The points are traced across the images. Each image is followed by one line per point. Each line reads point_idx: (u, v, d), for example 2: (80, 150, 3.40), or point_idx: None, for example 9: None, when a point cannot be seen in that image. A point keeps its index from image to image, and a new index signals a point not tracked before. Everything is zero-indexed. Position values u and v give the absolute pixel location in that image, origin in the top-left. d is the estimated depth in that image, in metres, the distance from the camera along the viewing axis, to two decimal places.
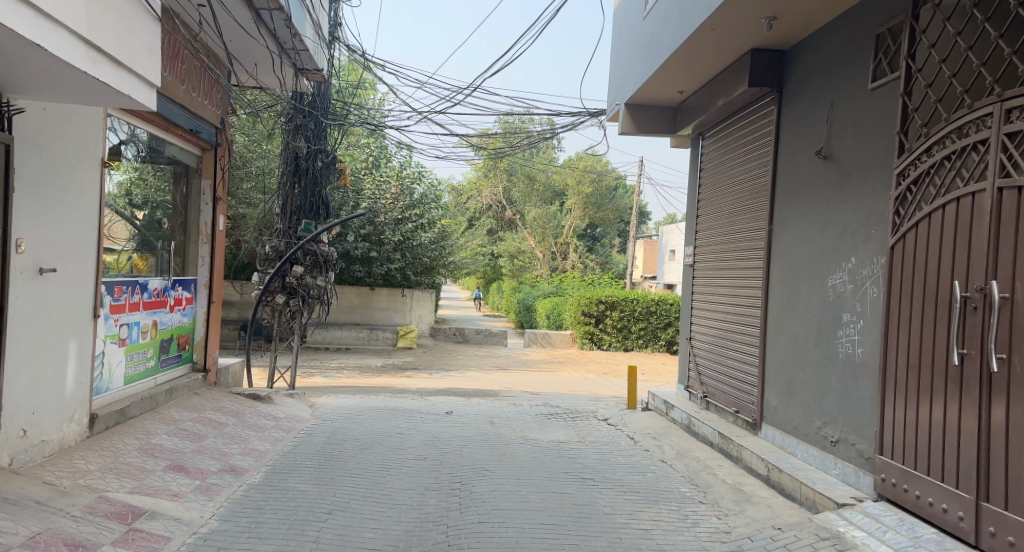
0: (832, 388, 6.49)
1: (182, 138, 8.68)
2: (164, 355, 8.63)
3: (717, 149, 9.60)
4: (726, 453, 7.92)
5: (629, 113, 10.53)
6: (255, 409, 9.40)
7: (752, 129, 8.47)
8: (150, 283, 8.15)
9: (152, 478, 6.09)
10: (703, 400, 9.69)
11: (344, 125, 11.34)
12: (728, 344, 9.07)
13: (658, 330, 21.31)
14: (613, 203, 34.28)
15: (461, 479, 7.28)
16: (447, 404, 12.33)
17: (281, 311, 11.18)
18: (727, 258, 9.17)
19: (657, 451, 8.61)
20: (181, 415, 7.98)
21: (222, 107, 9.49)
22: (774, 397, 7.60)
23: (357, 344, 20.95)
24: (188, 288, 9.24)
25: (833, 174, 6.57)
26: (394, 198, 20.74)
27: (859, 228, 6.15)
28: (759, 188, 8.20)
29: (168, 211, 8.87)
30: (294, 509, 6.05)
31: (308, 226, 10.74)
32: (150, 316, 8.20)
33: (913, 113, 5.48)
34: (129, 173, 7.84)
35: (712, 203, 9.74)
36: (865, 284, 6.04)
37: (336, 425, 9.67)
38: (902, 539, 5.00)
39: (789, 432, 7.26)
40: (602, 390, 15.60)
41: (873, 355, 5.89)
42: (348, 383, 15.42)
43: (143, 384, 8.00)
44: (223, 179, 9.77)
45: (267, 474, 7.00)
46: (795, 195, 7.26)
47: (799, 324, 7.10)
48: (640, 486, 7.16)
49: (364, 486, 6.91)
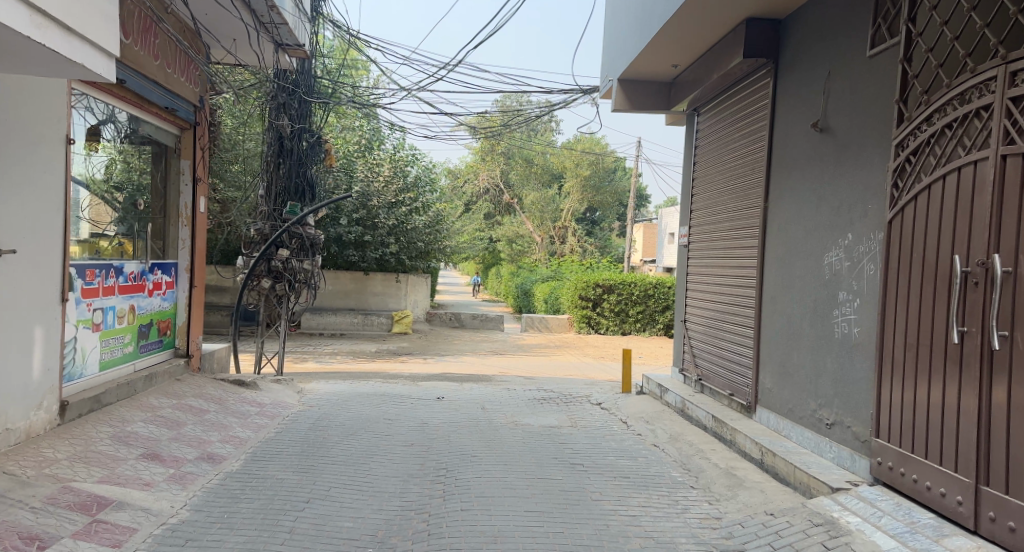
0: (827, 369, 6.26)
1: (160, 117, 8.52)
2: (143, 341, 8.44)
3: (712, 125, 9.34)
4: (719, 437, 7.72)
5: (623, 88, 10.26)
6: (240, 395, 9.19)
7: (747, 103, 8.22)
8: (127, 266, 7.96)
9: (124, 466, 5.88)
10: (697, 383, 9.48)
11: (329, 104, 11.11)
12: (723, 325, 8.84)
13: (655, 314, 21.18)
14: (611, 186, 34.02)
15: (447, 465, 7.08)
16: (439, 389, 12.15)
17: (267, 295, 10.99)
18: (721, 237, 8.94)
19: (649, 435, 8.42)
20: (160, 402, 7.78)
21: (200, 84, 9.33)
22: (769, 378, 7.38)
23: (352, 329, 20.78)
24: (168, 272, 9.05)
25: (829, 148, 6.33)
26: (387, 181, 20.51)
27: (856, 202, 5.91)
28: (754, 164, 7.97)
29: (147, 192, 8.73)
30: (271, 498, 5.84)
31: (293, 209, 10.61)
32: (127, 300, 7.99)
33: (913, 80, 5.22)
34: (105, 155, 7.68)
35: (707, 181, 9.49)
36: (861, 261, 5.80)
37: (323, 411, 9.46)
38: (899, 524, 4.77)
39: (783, 414, 7.05)
40: (598, 374, 15.40)
41: (870, 334, 5.66)
42: (341, 369, 15.22)
43: (121, 371, 7.79)
44: (203, 159, 9.56)
45: (246, 462, 6.79)
46: (791, 170, 7.02)
47: (795, 304, 6.87)
48: (631, 471, 6.96)
49: (346, 473, 6.71)
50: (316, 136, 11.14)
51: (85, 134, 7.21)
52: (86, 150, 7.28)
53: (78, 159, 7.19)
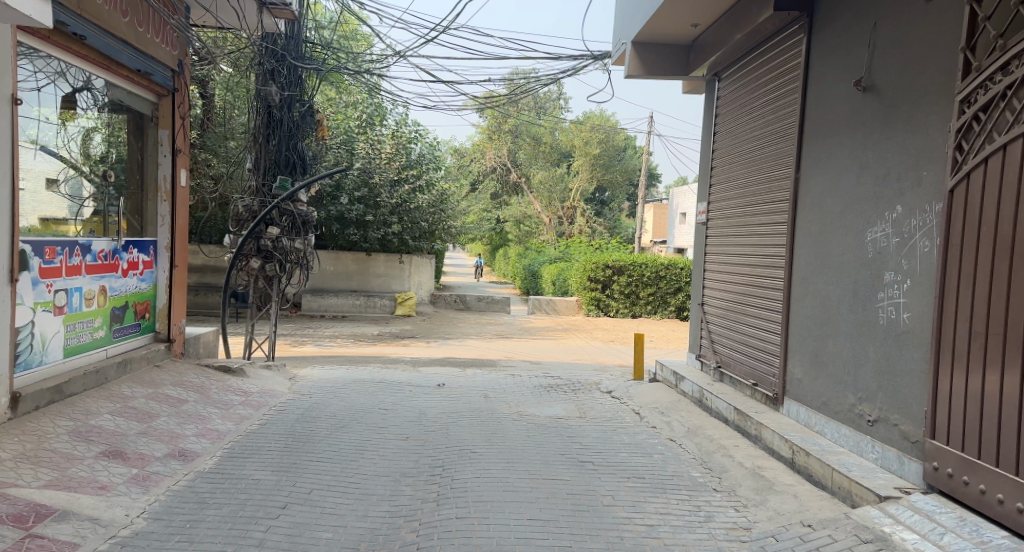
0: (869, 359, 5.57)
1: (132, 81, 7.89)
2: (117, 325, 7.80)
3: (736, 91, 8.61)
4: (742, 432, 7.05)
5: (637, 52, 9.49)
6: (225, 383, 8.56)
7: (775, 63, 7.49)
8: (96, 244, 7.32)
9: (80, 467, 5.25)
10: (717, 372, 8.78)
11: (322, 70, 10.42)
12: (744, 308, 8.16)
13: (666, 296, 20.46)
14: (622, 165, 33.16)
15: (444, 463, 6.43)
16: (440, 376, 11.48)
17: (257, 276, 10.33)
18: (744, 212, 8.23)
19: (664, 428, 7.76)
20: (133, 392, 7.14)
21: (179, 47, 8.66)
22: (798, 368, 6.70)
23: (354, 312, 20.17)
24: (146, 251, 8.39)
25: (874, 109, 5.61)
26: (390, 156, 19.80)
27: (907, 169, 5.20)
28: (783, 131, 7.25)
29: (123, 165, 8.13)
30: (242, 503, 5.19)
31: (284, 183, 9.96)
32: (97, 281, 7.36)
33: (984, 22, 4.50)
34: (83, 126, 7.32)
35: (730, 153, 8.76)
36: (912, 237, 5.10)
37: (314, 400, 8.81)
38: (966, 545, 4.12)
39: (816, 407, 6.37)
40: (608, 358, 14.73)
41: (923, 320, 4.97)
42: (339, 353, 14.60)
43: (90, 357, 7.18)
44: (183, 130, 8.86)
45: (221, 459, 6.15)
46: (827, 135, 6.30)
47: (831, 286, 6.16)
48: (646, 471, 6.30)
49: (331, 472, 6.06)
50: (307, 104, 10.46)
51: (62, 102, 6.88)
52: (62, 120, 6.97)
53: (53, 128, 6.85)
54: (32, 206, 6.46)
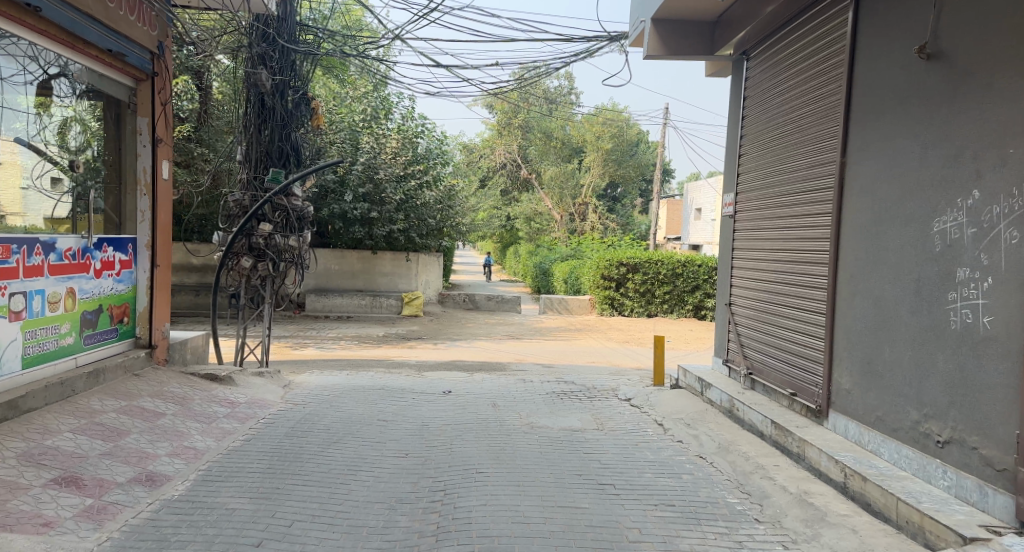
0: (935, 370, 4.85)
1: (102, 62, 7.15)
2: (88, 331, 7.07)
3: (769, 70, 7.93)
4: (783, 449, 6.34)
5: (657, 30, 8.76)
6: (211, 393, 7.88)
7: (818, 36, 6.82)
8: (62, 242, 6.67)
9: (23, 500, 4.59)
10: (748, 379, 8.04)
11: (319, 54, 9.75)
12: (777, 308, 7.45)
13: (683, 294, 19.62)
14: (635, 159, 32.30)
15: (446, 487, 5.72)
16: (446, 381, 10.76)
17: (248, 276, 9.60)
18: (777, 203, 7.55)
19: (692, 443, 7.04)
20: (105, 405, 6.47)
21: (158, 27, 7.93)
22: (849, 378, 6.01)
23: (360, 312, 19.50)
24: (123, 249, 7.67)
25: (938, 79, 4.92)
26: (396, 151, 18.94)
27: (985, 148, 4.54)
28: (828, 111, 6.58)
29: (95, 160, 7.47)
30: (208, 542, 4.50)
31: (276, 176, 9.17)
32: (64, 282, 6.71)
33: None
34: (62, 116, 6.94)
35: (762, 139, 8.07)
36: (994, 227, 4.44)
37: (309, 410, 8.10)
38: None
39: (869, 424, 5.66)
40: (624, 361, 13.96)
41: (1011, 324, 4.30)
42: (342, 356, 13.88)
43: (55, 367, 6.53)
44: (164, 118, 8.10)
45: (194, 484, 5.46)
46: (880, 113, 5.62)
47: (887, 285, 5.46)
48: (676, 497, 5.59)
49: (317, 499, 5.36)
50: (300, 90, 9.71)
51: (35, 88, 6.53)
52: (36, 108, 6.59)
53: (29, 118, 6.54)
54: (37, 205, 6.54)
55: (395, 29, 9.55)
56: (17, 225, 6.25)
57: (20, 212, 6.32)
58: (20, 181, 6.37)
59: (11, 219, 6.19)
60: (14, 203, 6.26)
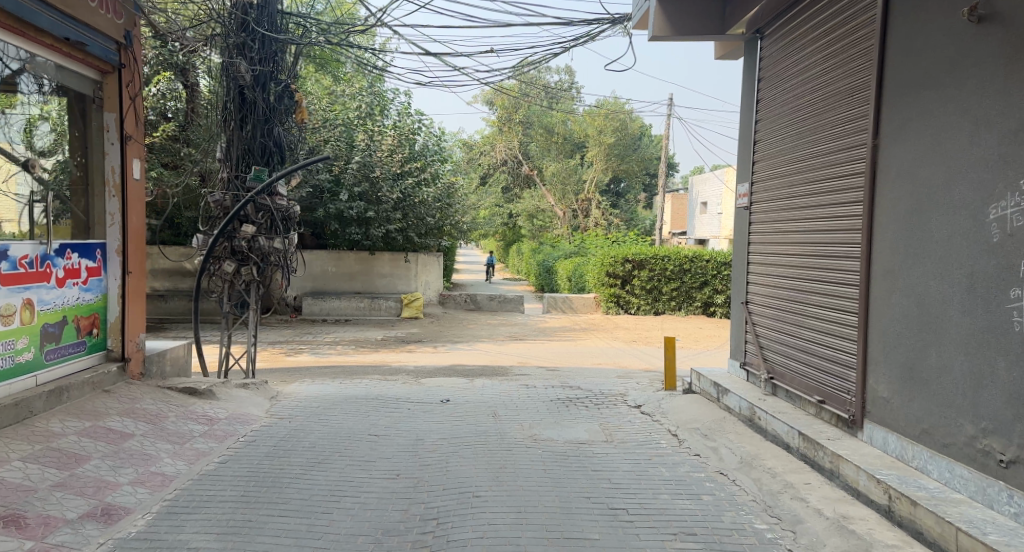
0: (996, 377, 4.47)
1: (59, 51, 6.50)
2: (50, 345, 6.47)
3: (782, 49, 7.43)
4: (812, 464, 5.82)
5: (662, 8, 8.15)
6: (192, 408, 7.34)
7: (839, 9, 6.31)
8: (15, 249, 6.08)
9: None
10: (768, 384, 7.48)
11: (303, 43, 9.12)
12: (799, 308, 6.90)
13: (691, 291, 19.01)
14: (638, 153, 31.66)
15: (438, 516, 5.15)
16: (445, 389, 10.19)
17: (232, 282, 8.97)
18: (796, 192, 7.02)
19: (711, 458, 6.50)
20: (70, 425, 5.94)
21: (126, 14, 7.30)
22: (887, 385, 5.50)
23: (359, 315, 18.94)
24: (92, 255, 7.02)
25: (992, 47, 4.59)
26: (392, 149, 18.22)
27: None
28: (855, 90, 6.06)
29: (60, 167, 6.85)
30: None
31: (259, 174, 8.61)
32: (19, 293, 6.12)
33: None
34: (18, 116, 6.49)
35: (776, 124, 7.51)
36: None
37: (296, 425, 7.54)
38: None
39: (914, 437, 5.16)
40: (632, 363, 13.32)
41: None
42: (337, 362, 13.27)
43: (10, 386, 5.95)
44: (135, 113, 7.44)
45: (157, 517, 4.89)
46: (922, 92, 5.15)
47: (932, 279, 5.03)
48: (697, 523, 5.06)
49: (293, 533, 4.79)
50: (283, 82, 9.11)
51: None
52: None
53: None
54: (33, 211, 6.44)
55: (381, 15, 9.00)
56: (12, 231, 6.17)
57: (14, 219, 6.24)
58: (10, 188, 6.29)
59: (7, 226, 6.12)
60: (7, 210, 6.19)
